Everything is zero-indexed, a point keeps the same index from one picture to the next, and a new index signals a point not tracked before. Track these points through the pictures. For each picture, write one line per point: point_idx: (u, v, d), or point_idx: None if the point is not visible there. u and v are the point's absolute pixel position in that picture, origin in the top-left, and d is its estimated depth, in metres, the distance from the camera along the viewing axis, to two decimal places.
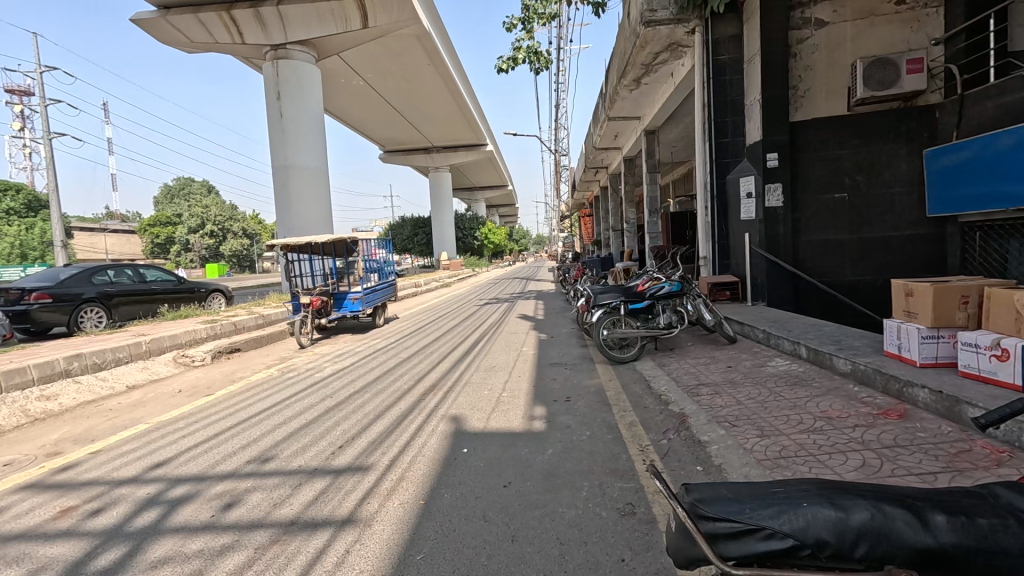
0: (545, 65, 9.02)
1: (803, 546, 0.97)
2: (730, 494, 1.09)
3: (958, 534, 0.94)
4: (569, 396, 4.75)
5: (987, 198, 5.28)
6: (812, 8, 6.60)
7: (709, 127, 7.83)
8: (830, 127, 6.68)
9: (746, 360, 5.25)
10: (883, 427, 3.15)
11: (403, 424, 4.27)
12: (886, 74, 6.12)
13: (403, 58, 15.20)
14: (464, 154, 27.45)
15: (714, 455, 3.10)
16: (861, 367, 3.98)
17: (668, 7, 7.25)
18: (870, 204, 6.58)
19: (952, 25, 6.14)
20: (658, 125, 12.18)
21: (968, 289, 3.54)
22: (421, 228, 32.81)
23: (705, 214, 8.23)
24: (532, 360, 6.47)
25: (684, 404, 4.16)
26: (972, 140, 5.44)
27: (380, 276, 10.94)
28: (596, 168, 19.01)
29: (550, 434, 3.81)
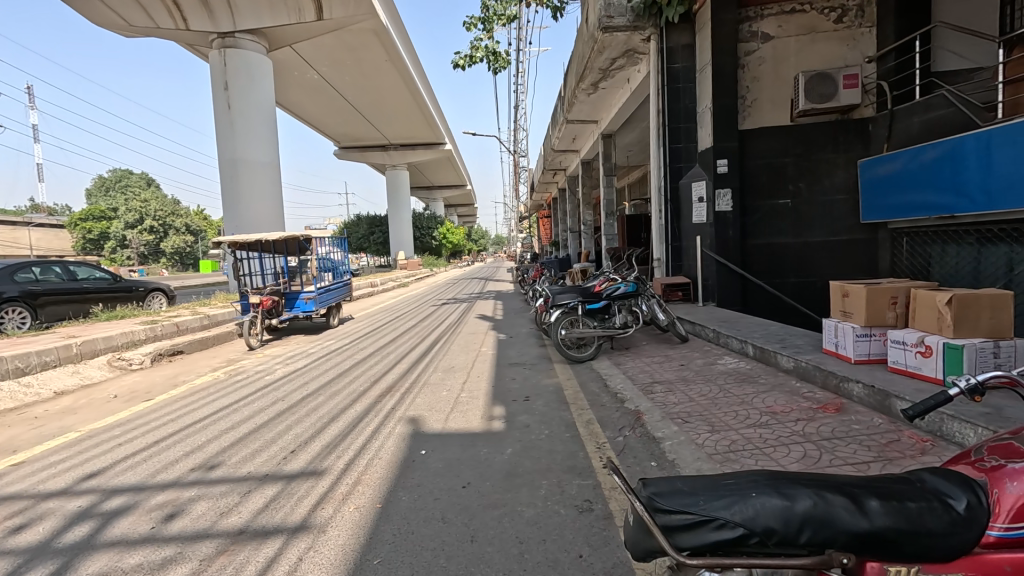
0: (504, 66, 9.06)
1: (752, 534, 1.01)
2: (685, 488, 1.13)
3: (890, 517, 1.00)
4: (528, 396, 4.78)
5: (917, 207, 5.65)
6: (758, 22, 6.96)
7: (664, 132, 8.03)
8: (775, 137, 7.02)
9: (697, 358, 5.44)
10: (822, 421, 3.35)
11: (359, 427, 4.18)
12: (826, 88, 6.50)
13: (360, 53, 14.88)
14: (422, 153, 27.14)
15: (668, 451, 3.19)
16: (803, 364, 4.20)
17: (624, 15, 7.42)
18: (810, 210, 6.96)
19: (883, 44, 6.59)
20: (615, 129, 12.45)
21: (897, 290, 3.81)
22: (377, 227, 32.17)
23: (659, 217, 8.46)
24: (490, 360, 6.47)
25: (639, 402, 4.27)
26: (901, 152, 5.81)
27: (334, 275, 10.65)
28: (554, 170, 19.22)
29: (509, 434, 3.82)
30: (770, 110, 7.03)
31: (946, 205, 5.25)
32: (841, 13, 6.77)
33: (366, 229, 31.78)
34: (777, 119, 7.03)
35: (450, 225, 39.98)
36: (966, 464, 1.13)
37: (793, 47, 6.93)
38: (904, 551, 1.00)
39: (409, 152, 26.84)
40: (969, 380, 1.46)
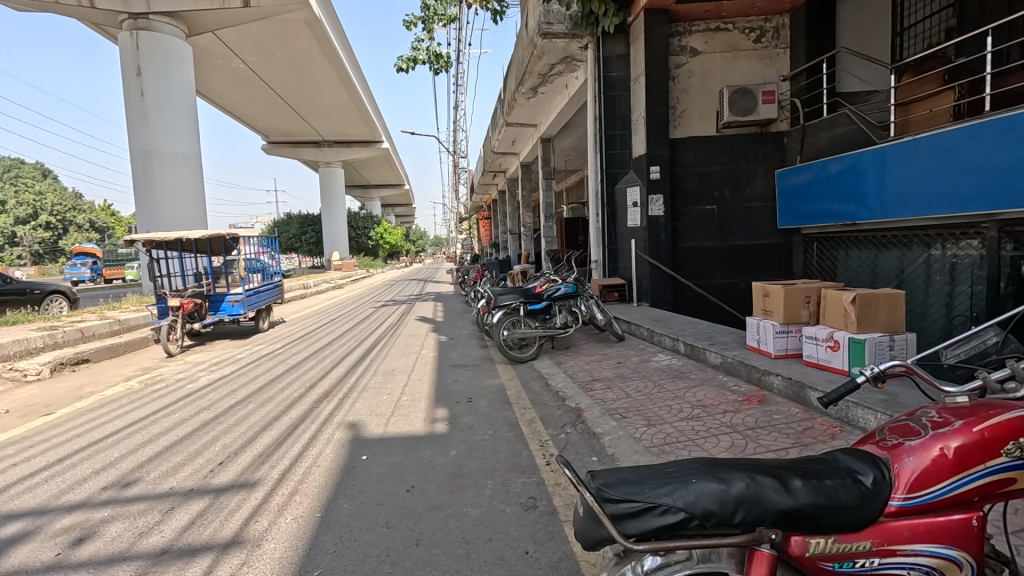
0: (445, 66, 9.00)
1: (692, 517, 1.09)
2: (631, 477, 1.19)
3: (811, 494, 1.10)
4: (471, 397, 4.78)
5: (825, 214, 6.21)
6: (687, 38, 7.38)
7: (600, 138, 8.30)
8: (702, 146, 7.45)
9: (633, 356, 5.68)
10: (746, 412, 3.61)
11: (295, 434, 4.01)
12: (746, 102, 7.02)
13: (291, 44, 14.21)
14: (358, 150, 26.36)
15: (608, 446, 3.31)
16: (729, 359, 4.49)
17: (563, 22, 7.68)
18: (734, 216, 7.45)
19: (796, 64, 7.19)
20: (553, 133, 12.72)
21: (810, 290, 4.18)
22: (309, 227, 30.81)
23: (597, 221, 8.73)
24: (432, 363, 6.40)
25: (580, 399, 4.39)
26: (811, 164, 6.39)
27: (264, 277, 10.10)
28: (494, 172, 19.30)
29: (453, 435, 3.81)
30: (698, 121, 7.46)
31: (848, 213, 5.82)
32: (759, 34, 7.31)
33: (297, 228, 30.32)
34: (705, 130, 7.46)
35: (387, 225, 39.04)
36: (872, 444, 1.25)
37: (718, 63, 7.39)
38: (824, 525, 1.09)
39: (344, 149, 25.95)
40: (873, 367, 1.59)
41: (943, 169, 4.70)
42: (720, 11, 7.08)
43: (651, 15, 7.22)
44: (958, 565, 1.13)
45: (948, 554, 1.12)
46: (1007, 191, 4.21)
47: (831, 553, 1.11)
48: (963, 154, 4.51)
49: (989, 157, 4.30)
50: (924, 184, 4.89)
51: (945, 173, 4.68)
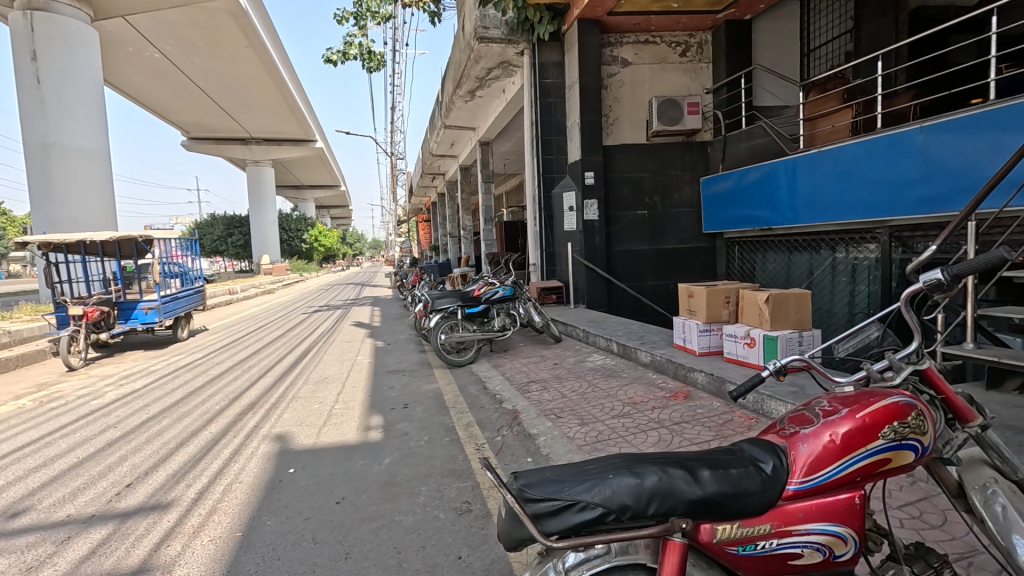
0: (380, 65, 8.81)
1: (609, 512, 1.13)
2: (553, 476, 1.21)
3: (718, 483, 1.16)
4: (407, 403, 4.69)
5: (745, 220, 6.64)
6: (618, 49, 7.66)
7: (537, 143, 8.42)
8: (633, 153, 7.75)
9: (569, 357, 5.79)
10: (673, 408, 3.78)
11: (215, 449, 3.76)
12: (673, 113, 7.40)
13: (213, 35, 13.36)
14: (289, 150, 25.21)
15: (543, 446, 3.36)
16: (657, 358, 4.69)
17: (499, 27, 7.74)
18: (664, 221, 7.79)
19: (718, 78, 7.64)
20: (491, 137, 12.79)
21: (729, 291, 4.45)
22: (236, 228, 29.06)
23: (534, 224, 8.84)
24: (367, 369, 6.22)
25: (516, 401, 4.42)
26: (731, 173, 6.81)
27: (183, 282, 9.42)
28: (433, 174, 19.07)
29: (387, 443, 3.72)
30: (630, 129, 7.76)
31: (765, 218, 6.26)
32: (684, 48, 7.71)
33: (222, 229, 28.51)
34: (635, 137, 7.77)
35: (322, 228, 37.62)
36: (773, 433, 1.35)
37: (647, 74, 7.71)
38: (729, 512, 1.16)
39: (273, 147, 24.72)
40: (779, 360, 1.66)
41: (845, 180, 5.17)
42: (649, 24, 7.40)
43: (584, 25, 7.44)
44: (844, 541, 1.22)
45: (835, 531, 1.21)
46: (897, 200, 4.70)
47: (736, 537, 1.17)
48: (861, 166, 4.99)
49: (882, 170, 4.78)
50: (829, 193, 5.35)
51: (846, 183, 5.15)
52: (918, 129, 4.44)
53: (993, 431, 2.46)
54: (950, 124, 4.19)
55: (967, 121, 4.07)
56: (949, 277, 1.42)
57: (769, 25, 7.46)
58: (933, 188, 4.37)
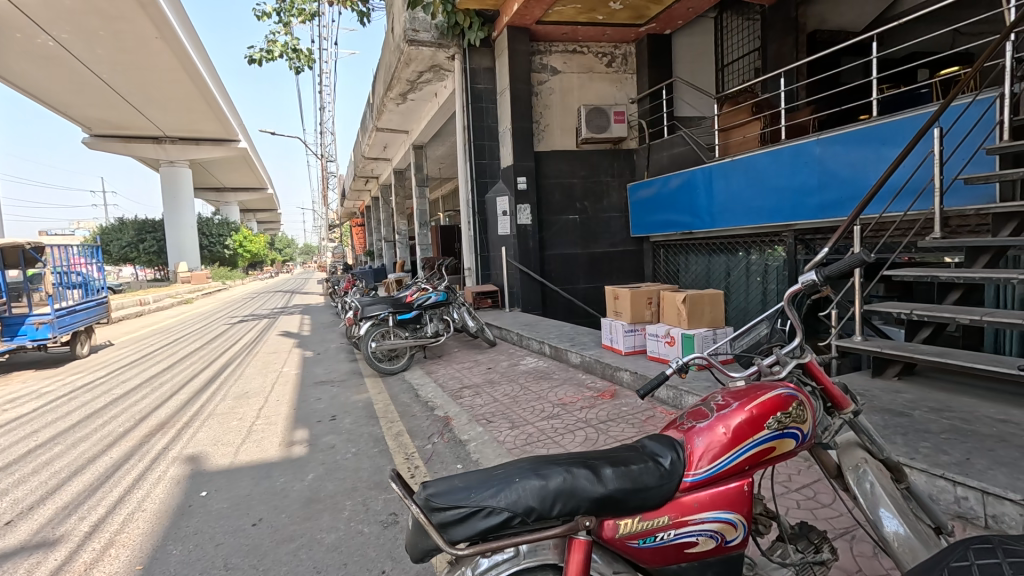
0: (306, 64, 8.47)
1: (514, 515, 1.15)
2: (461, 482, 1.21)
3: (620, 479, 1.21)
4: (334, 415, 4.51)
5: (668, 224, 6.99)
6: (547, 57, 7.83)
7: (469, 148, 8.40)
8: (564, 159, 7.94)
9: (502, 360, 5.83)
10: (600, 407, 3.90)
11: (116, 476, 3.44)
12: (600, 121, 7.69)
13: (118, 24, 12.29)
14: (208, 150, 23.64)
15: (473, 451, 3.36)
16: (587, 358, 4.82)
17: (430, 31, 7.67)
18: (594, 226, 8.03)
19: (642, 89, 7.99)
20: (424, 141, 12.64)
21: (651, 292, 4.65)
22: (148, 234, 26.79)
23: (469, 229, 8.83)
24: (294, 381, 5.93)
25: (448, 407, 4.39)
26: (655, 179, 7.14)
27: (84, 292, 8.58)
28: (365, 177, 18.55)
29: (311, 458, 3.57)
30: (560, 135, 7.94)
31: (686, 223, 6.61)
32: (610, 59, 8.01)
33: (132, 234, 26.20)
34: (565, 144, 7.96)
35: (248, 232, 35.57)
36: (673, 428, 1.42)
37: (576, 82, 7.92)
38: (630, 506, 1.20)
39: (190, 147, 23.09)
40: (685, 361, 1.72)
41: (755, 187, 5.57)
42: (576, 34, 7.63)
43: (514, 32, 7.53)
44: (735, 527, 1.30)
45: (727, 518, 1.29)
46: (799, 206, 5.12)
47: (636, 531, 1.23)
48: (769, 175, 5.40)
49: (787, 178, 5.20)
50: (742, 199, 5.74)
51: (756, 190, 5.55)
52: (815, 142, 4.87)
53: (875, 415, 2.73)
54: (842, 137, 4.64)
55: (856, 134, 4.51)
56: (821, 278, 1.56)
57: (686, 40, 7.92)
58: (829, 195, 4.81)
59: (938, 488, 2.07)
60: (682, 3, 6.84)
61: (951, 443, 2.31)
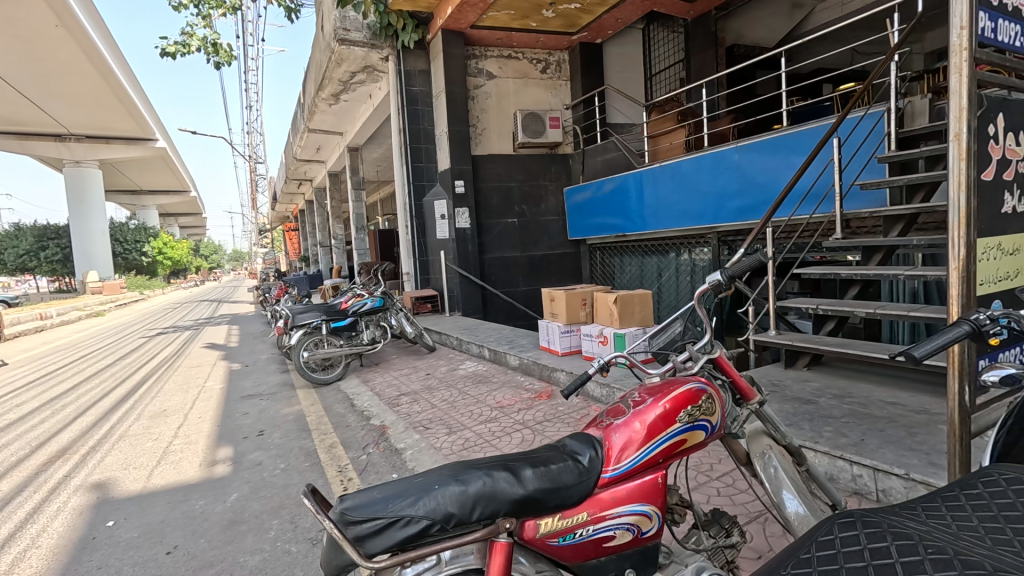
0: (229, 60, 8.00)
1: (434, 523, 1.14)
2: (379, 493, 1.19)
3: (539, 480, 1.22)
4: (262, 430, 4.29)
5: (603, 226, 7.20)
6: (483, 61, 7.86)
7: (405, 151, 8.24)
8: (501, 163, 7.99)
9: (442, 366, 5.77)
10: (537, 408, 3.95)
11: (6, 511, 3.08)
12: (536, 126, 7.81)
13: (10, 9, 11.09)
14: (121, 150, 21.83)
15: (409, 459, 3.30)
16: (525, 360, 4.86)
17: (361, 31, 7.48)
18: (532, 229, 8.13)
19: (575, 95, 8.20)
20: (360, 143, 12.30)
21: (586, 294, 4.77)
22: (50, 241, 24.30)
23: (406, 233, 8.67)
24: (218, 396, 5.57)
25: (385, 416, 4.29)
26: (590, 184, 7.34)
27: None
28: (298, 180, 17.77)
29: (236, 476, 3.37)
30: (496, 139, 7.99)
31: (620, 226, 6.85)
32: (544, 66, 8.16)
33: (32, 241, 23.65)
34: (502, 148, 8.02)
35: (169, 238, 33.16)
36: (593, 426, 1.46)
37: (511, 87, 8.00)
38: (550, 506, 1.22)
39: (100, 146, 21.19)
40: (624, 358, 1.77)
41: (681, 191, 5.85)
42: (510, 40, 7.71)
43: (448, 36, 7.50)
44: (650, 518, 1.35)
45: (642, 510, 1.33)
46: (720, 210, 5.44)
47: (556, 529, 1.25)
48: (693, 180, 5.69)
49: (709, 183, 5.51)
50: (669, 203, 6.02)
51: (682, 194, 5.84)
52: (733, 149, 5.19)
53: (787, 404, 2.94)
54: (756, 146, 4.98)
55: (769, 143, 4.85)
56: (725, 278, 1.66)
57: (616, 50, 8.22)
58: (746, 200, 5.14)
59: (838, 469, 2.26)
60: (611, 14, 7.09)
61: (849, 426, 2.53)
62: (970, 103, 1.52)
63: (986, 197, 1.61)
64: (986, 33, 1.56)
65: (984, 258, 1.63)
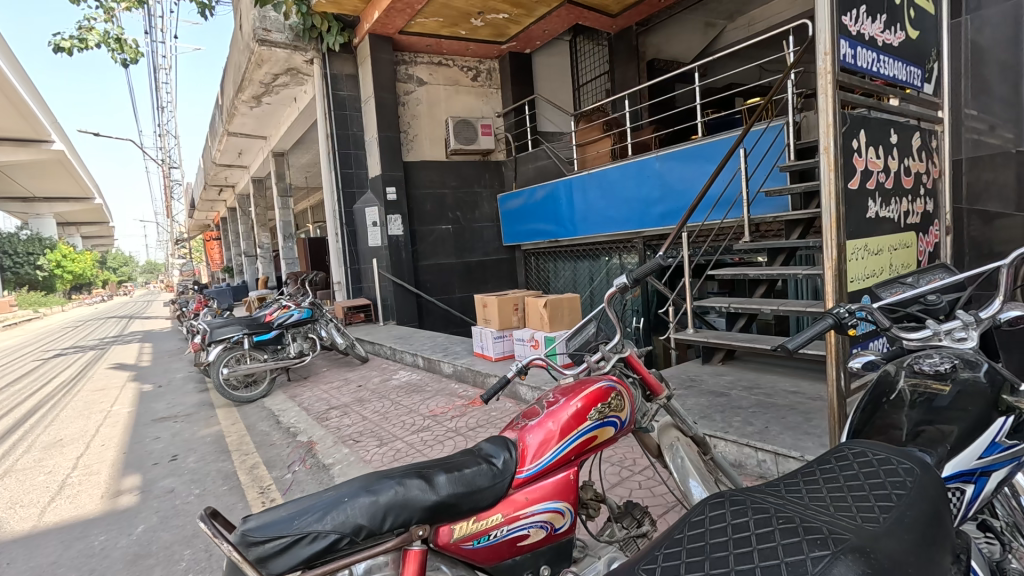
0: (136, 58, 7.44)
1: (342, 537, 1.12)
2: (285, 512, 1.16)
3: (452, 485, 1.23)
4: (176, 454, 3.99)
5: (537, 233, 7.33)
6: (412, 68, 7.81)
7: (333, 157, 7.98)
8: (433, 170, 7.93)
9: (374, 376, 5.63)
10: (470, 414, 3.95)
11: None
12: (467, 133, 7.85)
13: None
14: (9, 154, 19.60)
15: (337, 475, 3.19)
16: (458, 367, 4.85)
17: (283, 32, 7.19)
18: (467, 235, 8.13)
19: (506, 103, 8.31)
20: (285, 148, 11.80)
21: (518, 299, 4.85)
22: None
23: (336, 241, 8.39)
24: (125, 420, 5.11)
25: (312, 431, 4.13)
26: (523, 192, 7.46)
27: None
28: (219, 186, 16.73)
29: (143, 506, 3.12)
30: (428, 145, 7.93)
31: (553, 232, 7.00)
32: (475, 73, 8.22)
33: None
34: (434, 154, 7.97)
35: (68, 249, 30.08)
36: (509, 429, 1.49)
37: (442, 94, 7.98)
38: (464, 510, 1.24)
39: None
40: (550, 358, 1.82)
41: (608, 197, 6.09)
42: (440, 47, 7.70)
43: (376, 41, 7.38)
44: (563, 514, 1.39)
45: (556, 507, 1.37)
46: (644, 215, 5.71)
47: (469, 532, 1.27)
48: (619, 187, 5.94)
49: (634, 190, 5.77)
50: (598, 209, 6.23)
51: (610, 201, 6.07)
52: (654, 158, 5.48)
53: (701, 397, 3.14)
54: (674, 154, 5.28)
55: (686, 152, 5.16)
56: (632, 280, 1.74)
57: (544, 60, 8.44)
58: (668, 205, 5.43)
59: (744, 455, 2.43)
60: (538, 25, 7.27)
61: (755, 415, 2.74)
62: (836, 120, 1.70)
63: (853, 205, 1.81)
64: (847, 59, 1.76)
65: (854, 258, 1.84)
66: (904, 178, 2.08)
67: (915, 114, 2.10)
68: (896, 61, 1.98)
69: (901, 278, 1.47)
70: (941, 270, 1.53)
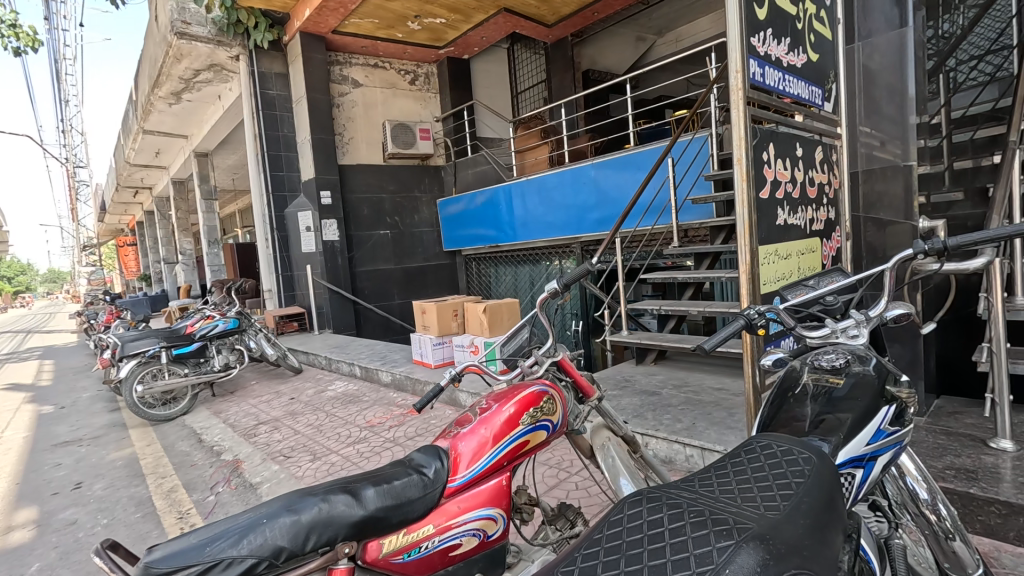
0: (32, 46, 6.74)
1: (260, 561, 1.06)
2: (197, 540, 1.08)
3: (381, 499, 1.20)
4: (81, 481, 3.62)
5: (478, 238, 7.33)
6: (347, 68, 7.59)
7: (262, 158, 7.60)
8: (370, 173, 7.75)
9: (308, 388, 5.39)
10: (408, 423, 3.87)
11: None
12: (406, 137, 7.72)
13: None
14: None
15: (265, 494, 3.02)
16: (397, 376, 4.75)
17: (204, 25, 6.77)
18: (405, 240, 8.00)
19: (445, 108, 8.27)
20: (209, 147, 11.10)
21: (457, 304, 4.82)
22: None
23: (266, 247, 7.97)
24: (19, 447, 4.58)
25: (239, 449, 3.88)
26: (462, 197, 7.44)
27: None
28: (134, 188, 15.45)
29: (40, 542, 2.80)
30: (364, 148, 7.73)
31: (493, 237, 7.03)
32: (413, 77, 8.13)
33: None
34: (371, 158, 7.78)
35: None
36: (441, 437, 1.47)
37: (378, 97, 7.83)
38: (394, 523, 1.21)
39: None
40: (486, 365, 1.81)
41: (546, 203, 6.19)
42: (376, 49, 7.54)
43: (308, 39, 7.10)
44: (496, 521, 1.38)
45: (488, 514, 1.36)
46: (582, 221, 5.85)
47: (399, 546, 1.24)
48: (556, 194, 6.06)
49: (571, 196, 5.91)
50: (537, 215, 6.32)
51: (548, 207, 6.17)
52: (590, 166, 5.63)
53: (634, 397, 3.24)
54: (609, 163, 5.45)
55: (619, 160, 5.34)
56: (563, 285, 1.77)
57: (483, 67, 8.47)
58: (603, 212, 5.59)
59: (674, 451, 2.54)
60: (476, 32, 7.29)
61: (683, 413, 2.87)
62: (746, 134, 1.82)
63: (764, 213, 1.95)
64: (756, 78, 1.89)
65: (766, 263, 1.98)
66: (809, 189, 2.26)
67: (818, 130, 2.29)
68: (800, 81, 2.15)
69: (804, 280, 1.60)
70: (838, 272, 1.67)
